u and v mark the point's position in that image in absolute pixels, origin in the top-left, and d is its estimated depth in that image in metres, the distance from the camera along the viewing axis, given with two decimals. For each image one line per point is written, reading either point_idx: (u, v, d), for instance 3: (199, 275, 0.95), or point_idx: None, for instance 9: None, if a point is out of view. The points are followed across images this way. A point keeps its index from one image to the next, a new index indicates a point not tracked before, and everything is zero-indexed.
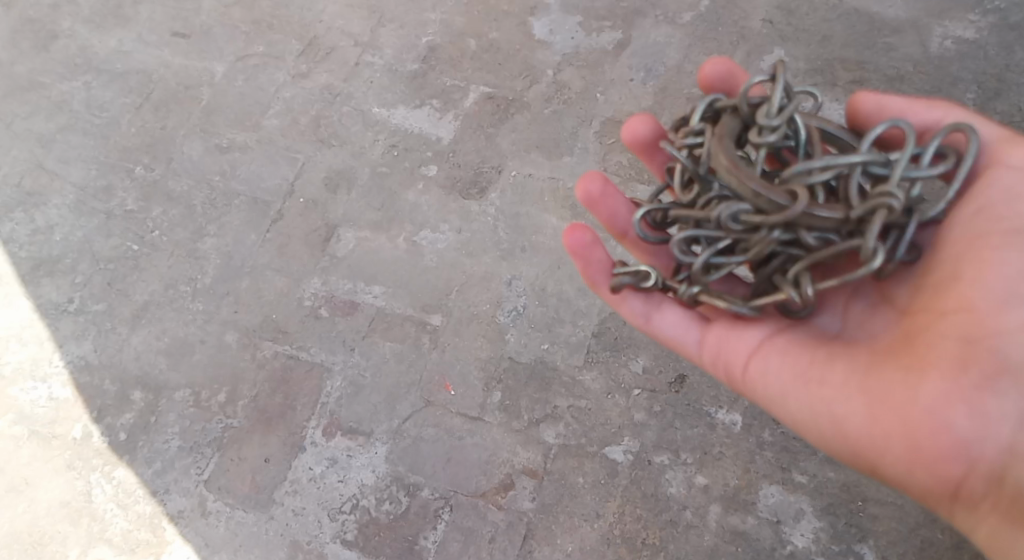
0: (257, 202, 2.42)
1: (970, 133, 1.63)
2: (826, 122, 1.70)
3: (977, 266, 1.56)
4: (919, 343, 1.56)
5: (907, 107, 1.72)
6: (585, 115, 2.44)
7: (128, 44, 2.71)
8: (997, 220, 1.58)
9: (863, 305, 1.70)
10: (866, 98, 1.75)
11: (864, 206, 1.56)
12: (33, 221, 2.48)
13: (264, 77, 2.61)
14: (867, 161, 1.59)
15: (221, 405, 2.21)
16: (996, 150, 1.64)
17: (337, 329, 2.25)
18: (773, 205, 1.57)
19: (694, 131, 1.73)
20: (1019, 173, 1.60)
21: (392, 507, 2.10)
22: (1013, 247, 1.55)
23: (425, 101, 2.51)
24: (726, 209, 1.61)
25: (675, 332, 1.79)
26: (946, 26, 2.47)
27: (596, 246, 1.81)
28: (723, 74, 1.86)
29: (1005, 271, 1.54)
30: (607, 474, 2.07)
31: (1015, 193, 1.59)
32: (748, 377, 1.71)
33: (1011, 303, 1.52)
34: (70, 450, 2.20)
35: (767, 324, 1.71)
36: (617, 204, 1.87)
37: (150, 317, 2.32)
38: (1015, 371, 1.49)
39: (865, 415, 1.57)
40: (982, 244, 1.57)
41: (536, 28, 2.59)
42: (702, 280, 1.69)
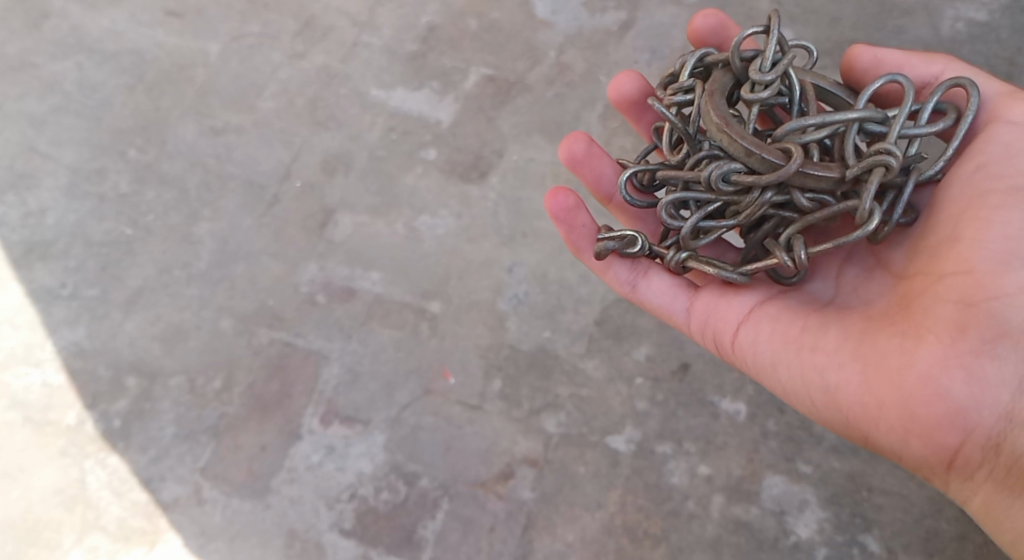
0: (253, 185, 2.37)
1: (970, 88, 1.62)
2: (821, 78, 1.72)
3: (976, 226, 1.52)
4: (914, 308, 1.52)
5: (905, 60, 1.73)
6: (588, 98, 2.39)
7: (121, 23, 2.65)
8: (998, 177, 1.55)
9: (856, 271, 1.68)
10: (863, 51, 1.76)
11: (862, 165, 1.58)
12: (24, 204, 2.43)
13: (260, 58, 2.55)
14: (862, 118, 1.61)
15: (216, 393, 2.17)
16: (996, 104, 1.63)
17: (335, 316, 2.21)
18: (765, 163, 1.59)
19: (685, 87, 1.75)
20: (1019, 129, 1.58)
21: (390, 496, 2.07)
22: (1013, 206, 1.51)
23: (424, 83, 2.46)
24: (717, 169, 1.62)
25: (662, 300, 1.78)
26: (957, 9, 2.42)
27: (579, 210, 1.81)
28: (713, 27, 1.89)
29: (1005, 231, 1.49)
30: (608, 463, 2.04)
31: (1015, 150, 1.56)
32: (739, 345, 1.69)
33: (1012, 265, 1.47)
34: (62, 437, 2.16)
35: (757, 291, 1.69)
36: (602, 165, 1.88)
37: (144, 303, 2.28)
38: (1015, 335, 1.44)
39: (859, 383, 1.53)
40: (981, 203, 1.54)
41: (538, 8, 2.54)
42: (691, 245, 1.68)
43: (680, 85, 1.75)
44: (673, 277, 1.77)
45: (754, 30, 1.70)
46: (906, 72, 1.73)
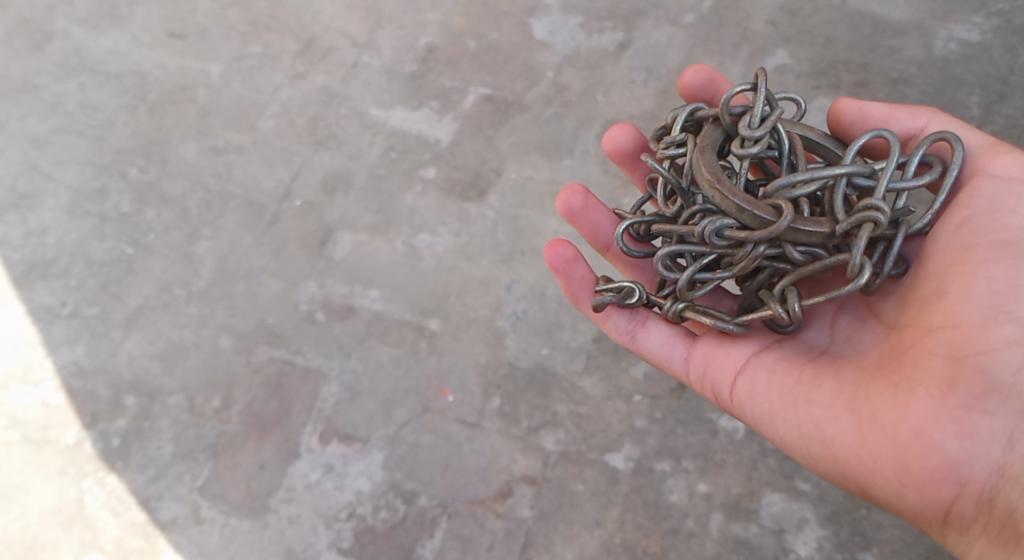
0: (253, 204, 2.39)
1: (954, 142, 1.63)
2: (808, 129, 1.73)
3: (962, 281, 1.53)
4: (905, 361, 1.53)
5: (890, 113, 1.73)
6: (586, 116, 2.40)
7: (123, 45, 2.68)
8: (982, 232, 1.55)
9: (849, 320, 1.68)
10: (849, 104, 1.76)
11: (851, 221, 1.57)
12: (26, 224, 2.44)
13: (260, 78, 2.58)
14: (851, 172, 1.61)
15: (215, 411, 2.17)
16: (980, 158, 1.64)
17: (333, 333, 2.22)
18: (757, 220, 1.60)
19: (677, 141, 1.75)
20: (1003, 183, 1.59)
21: (389, 514, 2.06)
22: (998, 261, 1.52)
23: (424, 102, 2.48)
24: (711, 225, 1.62)
25: (660, 351, 1.79)
26: (950, 29, 2.44)
27: (578, 262, 1.82)
28: (704, 81, 1.89)
29: (991, 286, 1.51)
30: (607, 481, 2.04)
31: (999, 204, 1.57)
32: (736, 396, 1.69)
33: (999, 319, 1.48)
34: (61, 457, 2.16)
35: (753, 341, 1.70)
36: (599, 216, 1.89)
37: (144, 321, 2.28)
38: (1003, 390, 1.45)
39: (853, 436, 1.54)
40: (967, 257, 1.55)
41: (536, 29, 2.56)
42: (687, 296, 1.70)
43: (673, 139, 1.76)
44: (671, 326, 1.78)
45: (742, 86, 1.71)
46: (891, 126, 1.73)
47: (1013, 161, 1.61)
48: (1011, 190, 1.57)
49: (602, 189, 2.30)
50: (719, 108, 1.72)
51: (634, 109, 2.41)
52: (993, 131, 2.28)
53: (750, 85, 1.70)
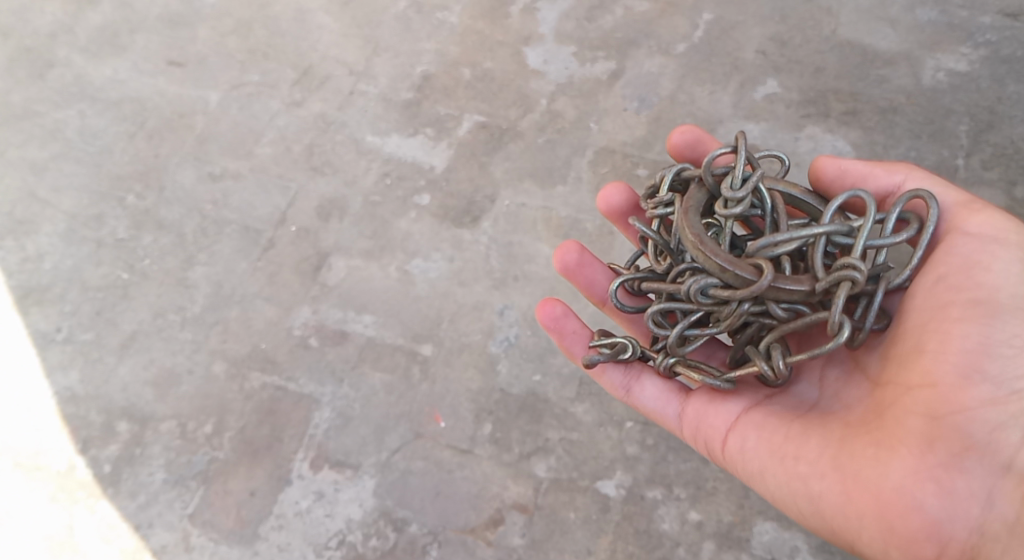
0: (248, 230, 2.40)
1: (929, 199, 1.63)
2: (791, 187, 1.73)
3: (939, 339, 1.53)
4: (887, 418, 1.54)
5: (867, 171, 1.73)
6: (578, 144, 2.42)
7: (123, 72, 2.71)
8: (958, 289, 1.55)
9: (837, 372, 1.67)
10: (827, 163, 1.76)
11: (830, 279, 1.58)
12: (24, 249, 2.45)
13: (257, 106, 2.60)
14: (830, 231, 1.61)
15: (207, 437, 2.17)
16: (956, 215, 1.64)
17: (326, 359, 2.21)
18: (740, 279, 1.60)
19: (665, 201, 1.77)
20: (977, 240, 1.59)
21: (379, 543, 2.05)
22: (972, 320, 1.52)
23: (418, 130, 2.50)
24: (695, 283, 1.64)
25: (655, 405, 1.78)
26: (938, 59, 2.46)
27: (568, 317, 1.83)
28: (691, 142, 1.89)
29: (967, 344, 1.51)
30: (598, 509, 2.03)
31: (973, 261, 1.57)
32: (727, 454, 1.69)
33: (975, 378, 1.50)
34: (52, 482, 2.15)
35: (743, 396, 1.70)
36: (595, 272, 1.89)
37: (138, 347, 2.28)
38: (979, 449, 1.47)
39: (839, 494, 1.54)
40: (942, 315, 1.55)
41: (530, 58, 2.59)
42: (678, 352, 1.70)
43: (660, 198, 1.77)
44: (665, 381, 1.77)
45: (723, 148, 1.73)
46: (869, 183, 1.73)
47: (987, 219, 1.61)
48: (985, 248, 1.58)
49: (595, 216, 2.31)
50: (702, 170, 1.73)
51: (626, 136, 2.42)
52: (981, 160, 2.30)
53: (731, 147, 1.72)
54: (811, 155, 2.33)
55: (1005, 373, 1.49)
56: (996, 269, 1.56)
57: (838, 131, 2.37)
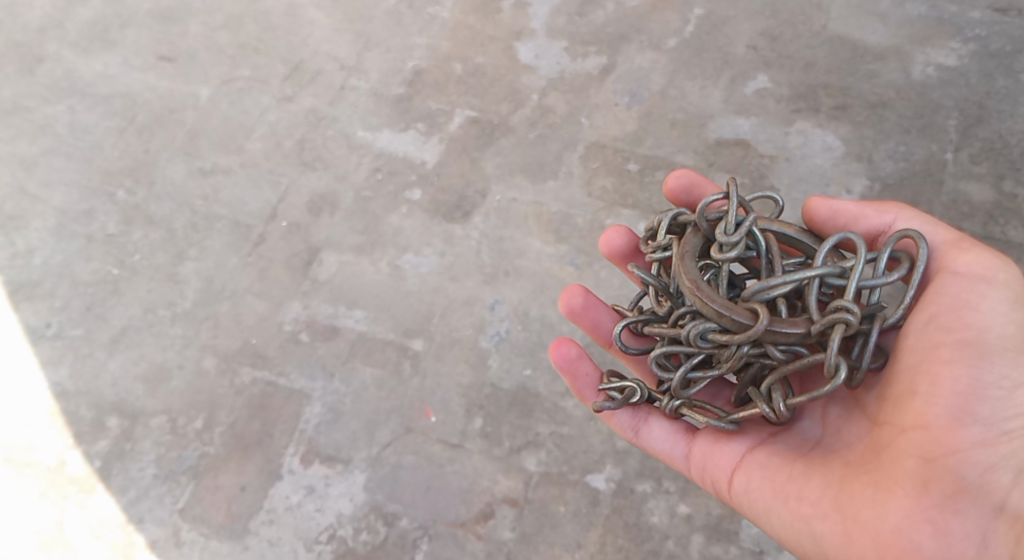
0: (239, 224, 2.39)
1: (918, 240, 1.63)
2: (786, 226, 1.71)
3: (930, 381, 1.54)
4: (884, 460, 1.55)
5: (858, 212, 1.73)
6: (569, 139, 2.42)
7: (113, 68, 2.70)
8: (948, 330, 1.56)
9: (838, 411, 1.67)
10: (819, 204, 1.77)
11: (823, 321, 1.57)
12: (13, 245, 2.45)
13: (249, 101, 2.59)
14: (823, 273, 1.60)
15: (198, 432, 2.16)
16: (945, 255, 1.63)
17: (317, 354, 2.21)
18: (736, 323, 1.61)
19: (663, 245, 1.75)
20: (967, 280, 1.59)
21: (370, 537, 2.05)
22: (961, 361, 1.53)
23: (410, 124, 2.50)
24: (694, 328, 1.64)
25: (663, 447, 1.77)
26: (927, 54, 2.47)
27: (582, 360, 1.82)
28: (686, 185, 1.88)
29: (956, 387, 1.52)
30: (588, 503, 2.03)
31: (962, 301, 1.57)
32: (734, 493, 1.69)
33: (967, 421, 1.51)
34: (43, 478, 2.15)
35: (749, 436, 1.70)
36: (600, 314, 1.88)
37: (128, 342, 2.28)
38: (972, 490, 1.49)
39: (840, 535, 1.55)
40: (933, 357, 1.55)
41: (521, 53, 2.59)
42: (682, 395, 1.70)
43: (658, 243, 1.76)
44: (672, 422, 1.76)
45: (716, 194, 1.71)
46: (861, 224, 1.73)
47: (976, 258, 1.61)
48: (974, 288, 1.58)
49: (585, 210, 2.31)
50: (696, 216, 1.72)
51: (617, 131, 2.42)
52: (970, 154, 2.31)
53: (724, 193, 1.70)
54: (801, 151, 2.34)
55: (996, 414, 1.50)
56: (985, 309, 1.56)
57: (828, 126, 2.38)
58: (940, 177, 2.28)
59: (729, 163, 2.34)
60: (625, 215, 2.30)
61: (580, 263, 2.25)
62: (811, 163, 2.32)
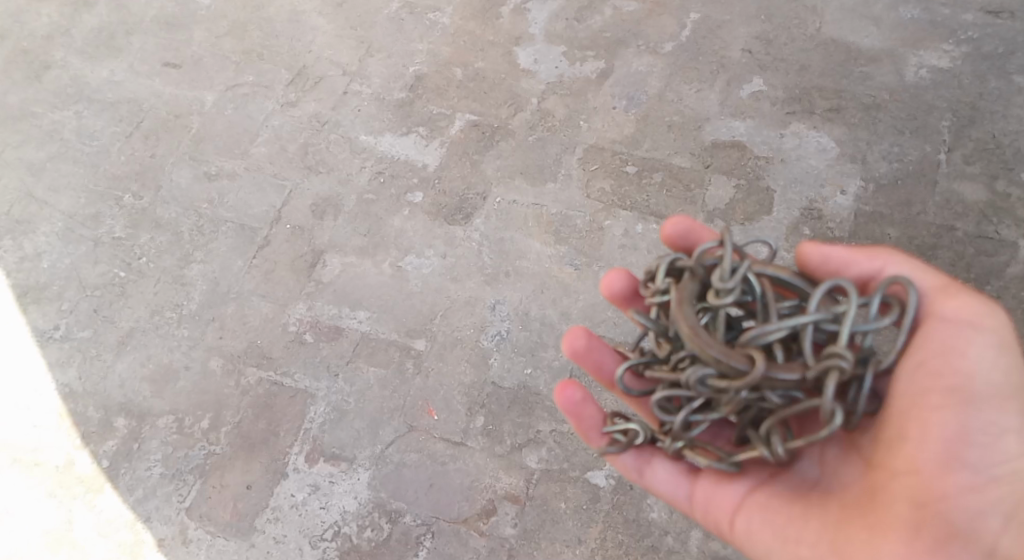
0: (244, 228, 2.43)
1: (909, 285, 1.57)
2: (781, 268, 1.65)
3: (922, 427, 1.50)
4: (878, 502, 1.52)
5: (848, 257, 1.66)
6: (568, 142, 2.46)
7: (120, 74, 2.74)
8: (937, 376, 1.52)
9: (835, 451, 1.62)
10: (807, 248, 1.69)
11: (818, 367, 1.52)
12: (21, 249, 2.49)
13: (253, 106, 2.63)
14: (817, 318, 1.54)
15: (204, 432, 2.20)
16: (933, 299, 1.58)
17: (321, 355, 2.25)
18: (735, 370, 1.53)
19: (661, 288, 1.67)
20: (954, 326, 1.55)
21: (374, 534, 2.08)
22: (950, 408, 1.50)
23: (411, 129, 2.54)
24: (693, 374, 1.55)
25: (665, 487, 1.71)
26: (921, 56, 2.50)
27: (587, 403, 1.75)
28: (684, 231, 1.78)
29: (947, 433, 1.49)
30: (588, 499, 2.06)
31: (950, 347, 1.53)
32: (732, 534, 1.65)
33: (958, 466, 1.49)
34: (51, 478, 2.18)
35: (749, 477, 1.64)
36: (604, 355, 1.80)
37: (135, 344, 2.32)
38: (964, 537, 1.47)
39: None
40: (923, 403, 1.51)
41: (521, 58, 2.63)
42: (683, 437, 1.62)
43: (657, 285, 1.68)
44: (675, 463, 1.69)
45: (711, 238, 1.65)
46: (852, 269, 1.66)
47: (963, 303, 1.57)
48: (961, 334, 1.54)
49: (584, 212, 2.35)
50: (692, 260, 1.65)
51: (616, 134, 2.46)
52: (963, 154, 2.34)
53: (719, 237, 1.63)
54: (797, 153, 2.38)
55: (984, 460, 1.49)
56: (972, 355, 1.52)
57: (823, 128, 2.42)
58: (934, 177, 2.32)
59: (726, 165, 2.38)
60: (624, 216, 2.34)
61: (580, 263, 2.28)
62: (806, 164, 2.36)
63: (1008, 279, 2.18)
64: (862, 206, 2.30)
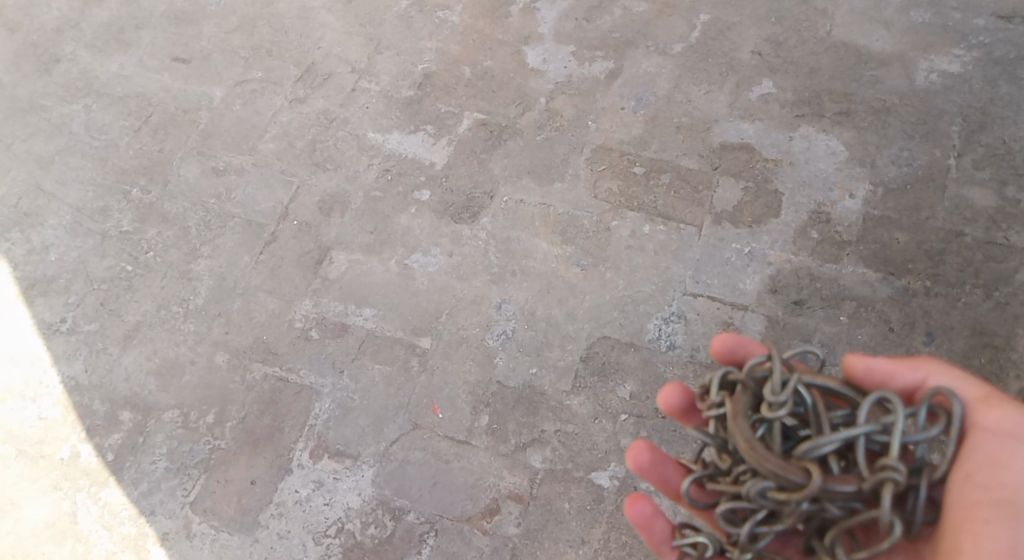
0: (251, 223, 2.44)
1: (952, 397, 1.56)
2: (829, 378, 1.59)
3: (974, 540, 1.50)
4: None
5: (892, 368, 1.64)
6: (576, 142, 2.46)
7: (129, 68, 2.75)
8: (986, 489, 1.52)
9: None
10: (852, 361, 1.67)
11: (872, 479, 1.46)
12: (29, 241, 2.49)
13: (261, 102, 2.64)
14: (867, 430, 1.49)
15: (209, 427, 2.21)
16: (975, 412, 1.57)
17: (327, 351, 2.26)
18: (794, 484, 1.46)
19: (717, 401, 1.61)
20: (998, 439, 1.55)
21: (377, 531, 2.08)
22: (1000, 522, 1.50)
23: (419, 127, 2.54)
24: (753, 487, 1.49)
25: None
26: (931, 60, 2.50)
27: (657, 517, 1.68)
28: (733, 347, 1.72)
29: (998, 546, 1.48)
30: (592, 500, 2.05)
31: (994, 460, 1.54)
32: None
33: None
34: (56, 470, 2.19)
35: None
36: (669, 468, 1.74)
37: (141, 338, 2.32)
38: None
39: None
40: (972, 517, 1.51)
41: (530, 57, 2.63)
42: (751, 549, 1.55)
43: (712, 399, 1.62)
44: None
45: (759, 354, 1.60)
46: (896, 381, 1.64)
47: (1007, 414, 1.56)
48: (1006, 448, 1.54)
49: (591, 212, 2.35)
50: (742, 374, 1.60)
51: (624, 135, 2.46)
52: (972, 160, 2.34)
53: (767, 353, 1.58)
54: (805, 156, 2.38)
55: None
56: (1017, 469, 1.53)
57: (831, 131, 2.41)
58: (943, 182, 2.31)
59: (734, 167, 2.38)
60: (631, 217, 2.34)
61: (586, 264, 2.28)
62: (815, 167, 2.36)
63: (1016, 285, 2.17)
64: (870, 210, 2.29)
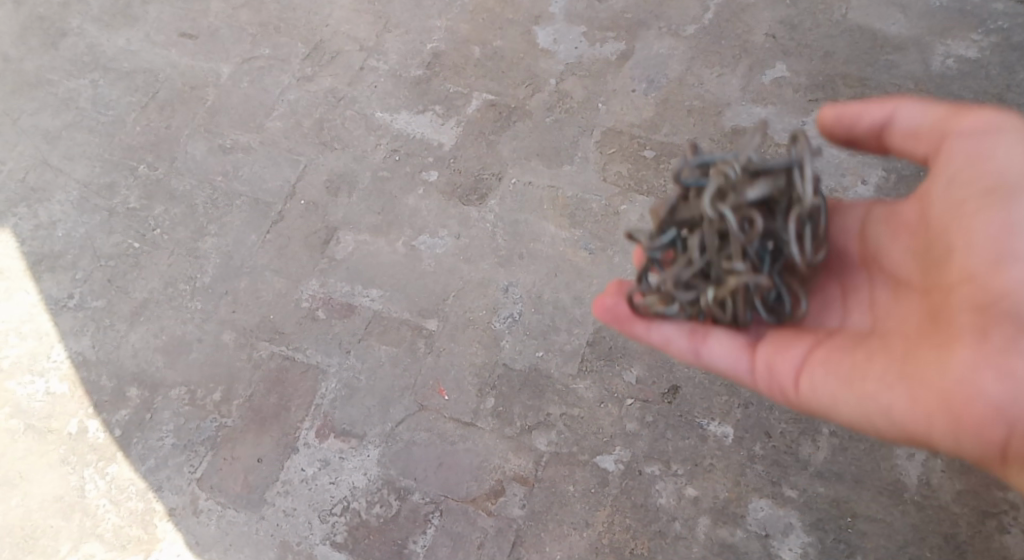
0: (259, 202, 2.44)
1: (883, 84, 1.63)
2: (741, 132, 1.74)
3: (963, 231, 1.55)
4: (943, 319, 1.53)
5: (861, 107, 1.68)
6: (586, 124, 2.45)
7: (136, 43, 2.73)
8: (972, 181, 1.56)
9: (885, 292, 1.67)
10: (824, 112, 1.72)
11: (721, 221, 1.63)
12: (36, 216, 2.49)
13: (269, 79, 2.62)
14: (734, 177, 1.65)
15: (216, 404, 2.21)
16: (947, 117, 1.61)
17: (334, 331, 2.26)
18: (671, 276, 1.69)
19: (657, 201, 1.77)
20: (975, 136, 1.57)
21: (383, 510, 2.09)
22: (988, 207, 1.53)
23: (428, 107, 2.52)
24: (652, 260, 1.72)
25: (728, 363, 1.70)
26: (947, 45, 2.47)
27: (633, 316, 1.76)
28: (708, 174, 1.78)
29: (988, 232, 1.51)
30: (597, 483, 2.06)
31: (976, 154, 1.57)
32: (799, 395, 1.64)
33: (1009, 261, 1.49)
34: (63, 445, 2.20)
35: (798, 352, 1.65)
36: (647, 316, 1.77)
37: (149, 315, 2.33)
38: None
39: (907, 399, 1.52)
40: (961, 211, 1.56)
41: (540, 38, 2.60)
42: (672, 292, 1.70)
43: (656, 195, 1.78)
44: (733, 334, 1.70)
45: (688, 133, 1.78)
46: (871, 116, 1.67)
47: (985, 116, 1.58)
48: (986, 140, 1.56)
49: (599, 196, 2.34)
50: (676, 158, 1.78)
51: (634, 117, 2.45)
52: None
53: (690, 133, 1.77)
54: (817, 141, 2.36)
55: None
56: (1001, 153, 1.55)
57: None
58: None
59: None
60: (640, 201, 2.33)
61: (594, 247, 2.28)
62: (826, 154, 2.35)
63: None
64: (881, 197, 2.28)
